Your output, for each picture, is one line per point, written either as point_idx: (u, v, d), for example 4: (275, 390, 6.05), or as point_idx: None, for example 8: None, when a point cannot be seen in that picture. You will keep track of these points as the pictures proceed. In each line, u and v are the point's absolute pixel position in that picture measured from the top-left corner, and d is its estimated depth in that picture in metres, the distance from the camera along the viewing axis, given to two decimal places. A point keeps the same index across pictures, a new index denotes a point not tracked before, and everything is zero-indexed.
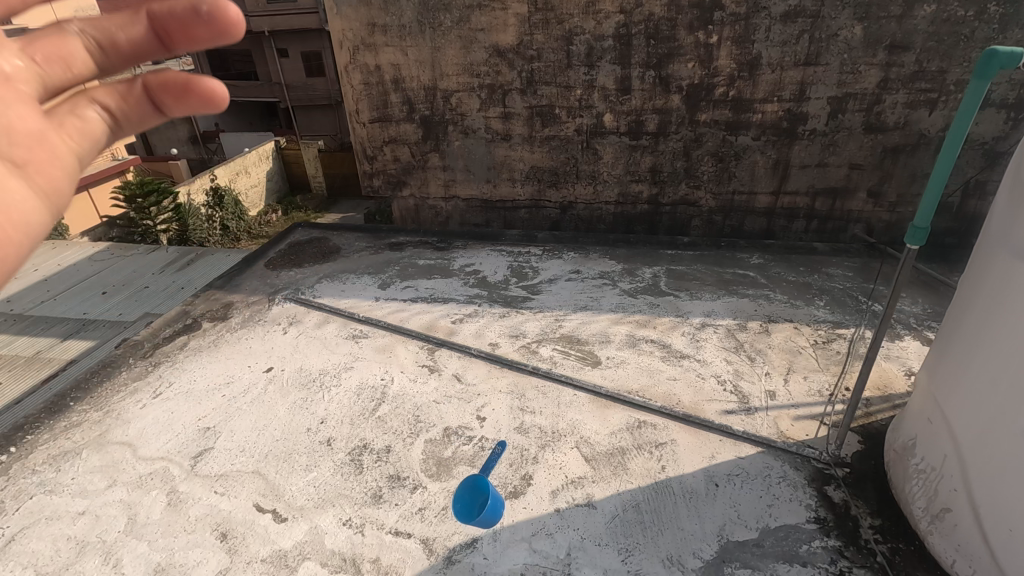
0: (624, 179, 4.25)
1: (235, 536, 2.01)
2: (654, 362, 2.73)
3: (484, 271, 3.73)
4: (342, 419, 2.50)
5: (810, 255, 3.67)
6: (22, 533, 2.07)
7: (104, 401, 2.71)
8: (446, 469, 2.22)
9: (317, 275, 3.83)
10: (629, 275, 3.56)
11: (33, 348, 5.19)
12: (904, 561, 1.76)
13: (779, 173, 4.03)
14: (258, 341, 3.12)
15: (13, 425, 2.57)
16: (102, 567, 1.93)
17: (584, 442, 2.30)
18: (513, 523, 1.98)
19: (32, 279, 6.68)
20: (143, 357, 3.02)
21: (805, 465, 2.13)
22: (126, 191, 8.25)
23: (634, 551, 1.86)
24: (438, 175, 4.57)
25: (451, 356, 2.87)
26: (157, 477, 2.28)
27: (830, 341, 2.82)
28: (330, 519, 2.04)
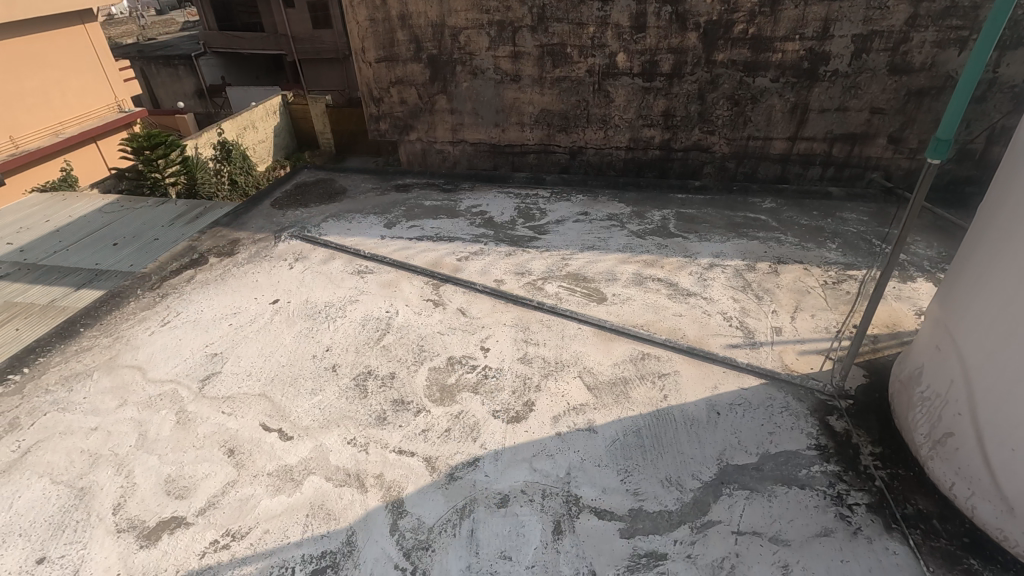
0: (636, 123, 4.02)
1: (243, 452, 2.05)
2: (660, 299, 2.71)
3: (491, 213, 3.69)
4: (347, 348, 2.52)
5: (825, 200, 3.58)
6: (37, 446, 2.14)
7: (113, 327, 2.75)
8: (450, 395, 2.24)
9: (323, 215, 3.81)
10: (638, 217, 3.50)
11: (49, 296, 5.21)
12: (903, 485, 1.77)
13: (797, 117, 3.73)
14: (264, 275, 3.13)
15: (25, 349, 2.62)
16: (115, 477, 2.00)
17: (587, 371, 2.31)
18: (514, 444, 2.01)
19: (44, 229, 6.71)
20: (151, 289, 3.05)
21: (808, 396, 2.12)
22: (135, 143, 8.31)
23: (633, 472, 1.88)
24: (446, 118, 4.45)
25: (456, 291, 2.87)
26: (166, 398, 2.32)
27: (840, 281, 2.77)
28: (335, 439, 2.08)
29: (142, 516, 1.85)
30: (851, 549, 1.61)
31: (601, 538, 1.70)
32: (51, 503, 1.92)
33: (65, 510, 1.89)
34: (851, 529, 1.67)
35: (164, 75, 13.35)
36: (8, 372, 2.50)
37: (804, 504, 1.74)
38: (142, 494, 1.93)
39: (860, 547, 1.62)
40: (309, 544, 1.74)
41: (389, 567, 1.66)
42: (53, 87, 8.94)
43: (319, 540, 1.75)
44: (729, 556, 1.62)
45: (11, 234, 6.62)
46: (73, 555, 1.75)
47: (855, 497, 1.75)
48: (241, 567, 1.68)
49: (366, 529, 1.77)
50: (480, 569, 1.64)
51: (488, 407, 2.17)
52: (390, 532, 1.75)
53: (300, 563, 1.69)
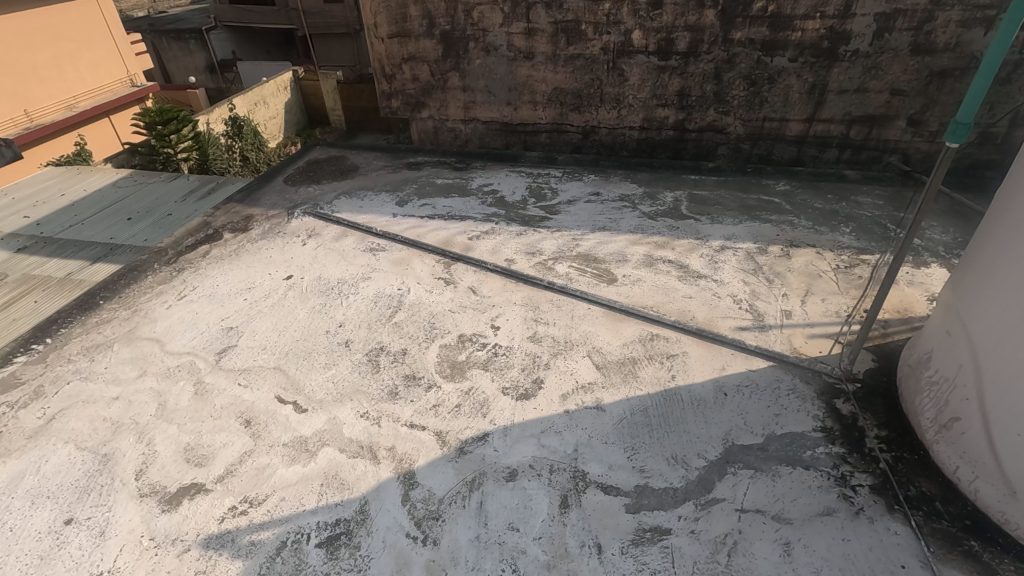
0: (650, 103, 3.97)
1: (259, 423, 2.11)
2: (670, 281, 2.72)
3: (502, 191, 3.69)
4: (359, 324, 2.56)
5: (840, 183, 3.54)
6: (62, 413, 2.21)
7: (132, 301, 2.81)
8: (460, 371, 2.28)
9: (335, 191, 3.83)
10: (650, 198, 3.49)
11: (66, 270, 5.29)
12: (907, 467, 1.78)
13: (815, 97, 3.65)
14: (277, 251, 3.16)
15: (47, 320, 2.68)
16: (137, 445, 2.06)
17: (596, 351, 2.34)
18: (523, 421, 2.05)
19: (59, 203, 6.78)
20: (167, 263, 3.10)
21: (816, 379, 2.14)
22: (146, 118, 8.54)
23: (640, 450, 1.92)
24: (458, 96, 4.42)
25: (467, 270, 2.89)
26: (184, 369, 2.38)
27: (853, 266, 2.76)
28: (348, 412, 2.13)
29: (163, 482, 1.92)
30: (852, 528, 1.64)
31: (606, 512, 1.74)
32: (76, 468, 1.99)
33: (90, 475, 1.97)
34: (854, 510, 1.69)
35: (175, 49, 13.29)
36: (31, 342, 2.57)
37: (808, 484, 1.77)
38: (163, 462, 1.99)
39: (862, 526, 1.65)
40: (324, 512, 1.80)
41: (401, 535, 1.72)
42: (66, 61, 8.95)
43: (333, 509, 1.81)
44: (732, 533, 1.66)
45: (27, 208, 6.70)
46: (99, 517, 1.82)
47: (859, 479, 1.77)
48: (259, 532, 1.75)
49: (378, 499, 1.82)
50: (489, 539, 1.69)
51: (498, 383, 2.21)
52: (402, 502, 1.81)
53: (315, 530, 1.75)
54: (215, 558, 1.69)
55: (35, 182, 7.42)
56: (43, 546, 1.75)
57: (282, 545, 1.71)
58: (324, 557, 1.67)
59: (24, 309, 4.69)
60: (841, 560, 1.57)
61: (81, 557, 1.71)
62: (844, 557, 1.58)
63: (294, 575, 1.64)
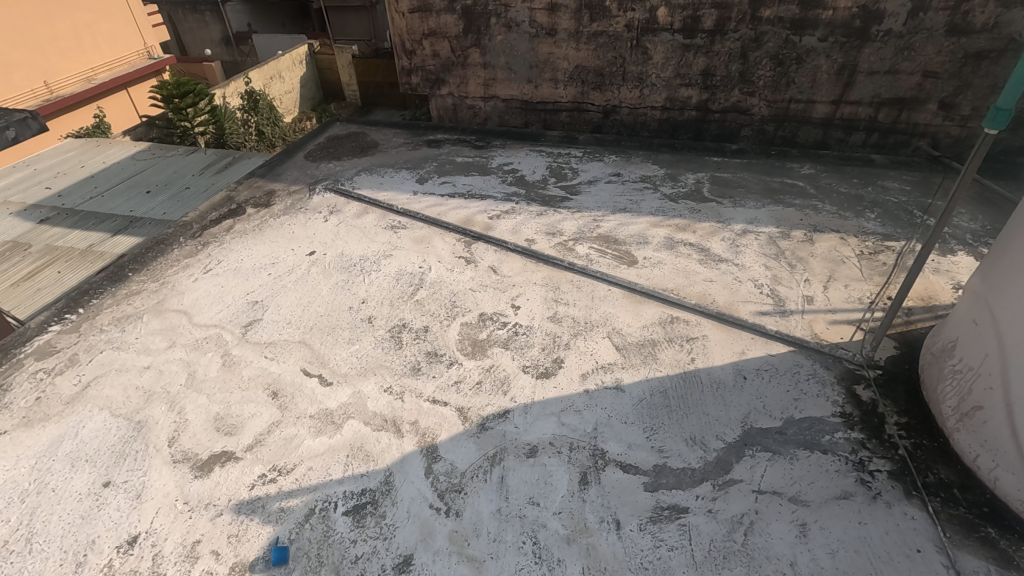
0: (673, 82, 3.89)
1: (285, 395, 2.17)
2: (691, 265, 2.71)
3: (523, 171, 3.68)
4: (382, 301, 2.60)
5: (867, 167, 3.47)
6: (96, 381, 2.29)
7: (159, 274, 2.87)
8: (481, 349, 2.31)
9: (355, 168, 3.85)
10: (672, 179, 3.46)
11: (88, 242, 5.39)
12: (926, 454, 1.79)
13: (844, 79, 3.53)
14: (299, 227, 3.20)
15: (78, 290, 2.75)
16: (168, 413, 2.13)
17: (616, 332, 2.36)
18: (543, 399, 2.08)
19: (79, 175, 6.87)
20: (192, 237, 3.15)
21: (836, 365, 2.14)
22: (164, 91, 8.48)
23: (659, 430, 1.95)
24: (478, 73, 4.38)
25: (487, 249, 2.91)
26: (212, 341, 2.44)
27: (877, 252, 2.73)
28: (372, 386, 2.18)
29: (194, 449, 1.99)
30: (869, 512, 1.66)
31: (625, 489, 1.78)
32: (112, 434, 2.07)
33: (125, 440, 2.04)
34: (871, 494, 1.71)
35: (191, 22, 13.21)
36: (64, 311, 2.64)
37: (825, 468, 1.79)
38: (194, 430, 2.06)
39: (879, 511, 1.67)
40: (349, 482, 1.86)
41: (424, 505, 1.77)
42: (85, 33, 8.95)
43: (359, 479, 1.86)
44: (749, 513, 1.69)
45: (49, 179, 6.80)
46: (135, 480, 1.90)
47: (877, 464, 1.79)
48: (288, 499, 1.81)
49: (402, 471, 1.87)
50: (510, 512, 1.74)
51: (519, 362, 2.24)
52: (425, 475, 1.86)
53: (342, 499, 1.81)
54: (246, 523, 1.75)
55: (57, 154, 7.51)
56: (83, 507, 1.83)
57: (310, 512, 1.77)
58: (351, 525, 1.73)
59: (49, 279, 4.80)
60: (857, 543, 1.60)
61: (119, 518, 1.79)
62: (860, 540, 1.60)
63: (322, 540, 1.70)
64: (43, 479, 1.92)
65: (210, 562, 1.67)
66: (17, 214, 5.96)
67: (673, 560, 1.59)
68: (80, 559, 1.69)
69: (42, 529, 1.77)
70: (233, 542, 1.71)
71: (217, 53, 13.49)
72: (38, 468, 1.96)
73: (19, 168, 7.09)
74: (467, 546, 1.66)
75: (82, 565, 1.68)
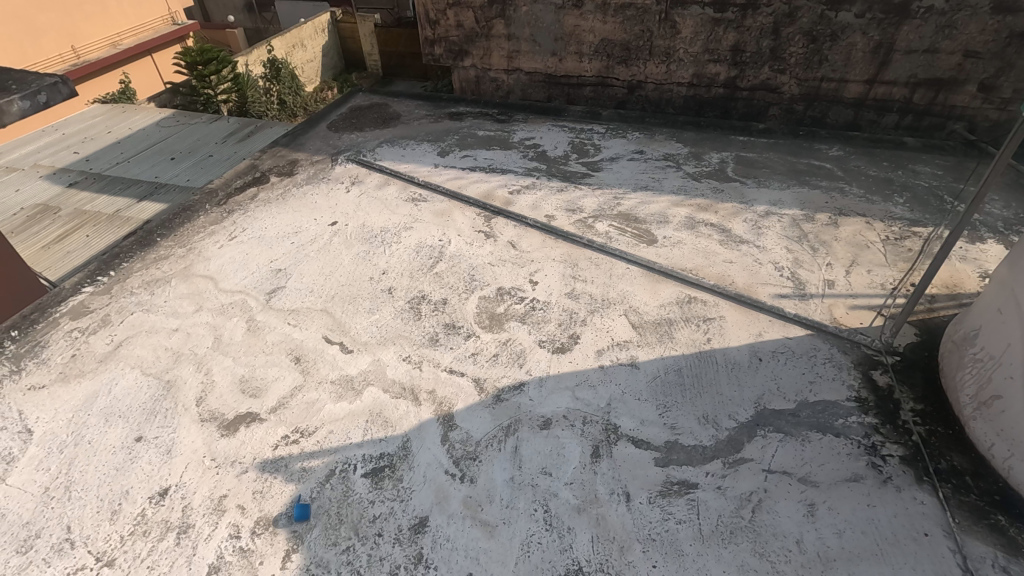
0: (701, 58, 3.79)
1: (308, 360, 2.24)
2: (711, 245, 2.70)
3: (544, 146, 3.66)
4: (402, 272, 2.64)
5: (898, 150, 3.38)
6: (128, 341, 2.38)
7: (186, 240, 2.94)
8: (499, 323, 2.34)
9: (377, 139, 3.86)
10: (695, 158, 3.42)
11: (115, 207, 5.51)
12: (940, 441, 1.79)
13: (879, 58, 3.38)
14: (322, 197, 3.24)
15: (109, 254, 2.83)
16: (196, 374, 2.21)
17: (632, 310, 2.37)
18: (558, 373, 2.12)
19: (106, 141, 6.98)
20: (217, 204, 3.21)
21: (854, 350, 2.13)
22: (188, 58, 8.52)
23: (672, 408, 1.97)
24: (502, 44, 4.32)
25: (507, 224, 2.92)
26: (237, 306, 2.51)
27: (903, 238, 2.68)
28: (392, 355, 2.23)
29: (221, 409, 2.07)
30: (879, 495, 1.68)
31: (636, 464, 1.81)
32: (144, 392, 2.16)
33: (156, 398, 2.13)
34: (881, 478, 1.72)
35: None
36: (97, 273, 2.73)
37: (837, 451, 1.80)
38: (220, 391, 2.14)
39: (889, 494, 1.68)
40: (368, 446, 1.92)
41: (440, 471, 1.83)
42: None
43: (377, 443, 1.93)
44: (758, 491, 1.71)
45: (77, 143, 6.92)
46: (166, 436, 1.99)
47: (889, 449, 1.80)
48: (309, 460, 1.88)
49: (420, 438, 1.93)
50: (522, 481, 1.79)
51: (535, 336, 2.27)
52: (442, 442, 1.91)
53: (361, 462, 1.87)
54: (270, 480, 1.83)
55: (84, 119, 7.63)
56: (118, 459, 1.92)
57: (331, 473, 1.85)
58: (370, 486, 1.80)
59: (78, 242, 4.94)
60: (864, 524, 1.62)
61: (151, 470, 1.88)
62: (867, 522, 1.62)
63: (342, 500, 1.77)
64: (79, 432, 2.02)
65: (236, 516, 1.75)
66: (47, 177, 6.10)
67: (681, 533, 1.63)
68: (115, 508, 1.79)
69: (80, 479, 1.87)
70: (257, 498, 1.79)
71: (240, 19, 13.39)
72: (75, 422, 2.06)
73: (48, 132, 7.22)
74: (481, 511, 1.72)
75: (117, 513, 1.77)
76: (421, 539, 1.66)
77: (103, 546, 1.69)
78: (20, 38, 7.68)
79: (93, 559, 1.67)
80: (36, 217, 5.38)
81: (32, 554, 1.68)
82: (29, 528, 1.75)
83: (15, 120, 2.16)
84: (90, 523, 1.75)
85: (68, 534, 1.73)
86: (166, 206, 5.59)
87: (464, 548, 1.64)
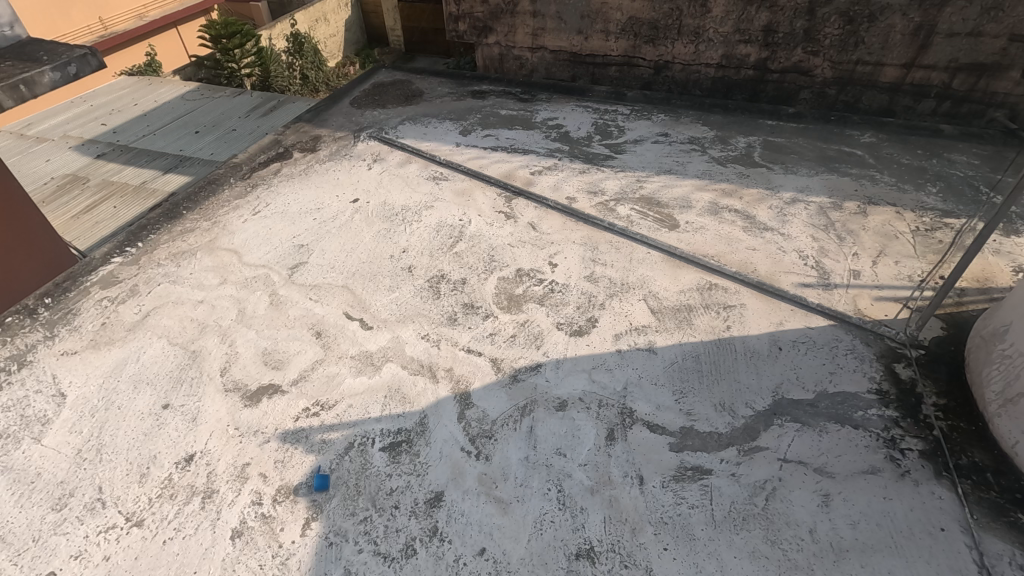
0: (732, 38, 3.69)
1: (329, 335, 2.27)
2: (734, 232, 2.66)
3: (568, 126, 3.62)
4: (422, 251, 2.66)
5: (933, 138, 3.26)
6: (155, 311, 2.44)
7: (211, 213, 2.98)
8: (517, 304, 2.35)
9: (400, 116, 3.85)
10: (721, 142, 3.35)
11: (140, 178, 5.61)
12: (961, 437, 1.76)
13: (919, 40, 3.23)
14: (344, 173, 3.25)
15: (137, 225, 2.88)
16: (220, 345, 2.27)
17: (652, 295, 2.36)
18: (575, 355, 2.13)
19: (134, 113, 7.07)
20: (241, 178, 3.25)
21: (877, 342, 2.10)
22: (212, 30, 8.51)
23: (688, 394, 1.97)
24: (527, 21, 4.26)
25: (528, 205, 2.90)
26: (260, 281, 2.56)
27: (935, 229, 2.60)
28: (410, 333, 2.26)
29: (244, 380, 2.12)
30: (896, 488, 1.67)
31: (650, 448, 1.82)
32: (170, 360, 2.22)
33: (182, 367, 2.19)
34: (899, 471, 1.71)
35: None
36: (126, 244, 2.79)
37: (855, 442, 1.79)
38: (244, 362, 2.19)
39: (905, 488, 1.67)
40: (387, 421, 1.96)
41: (456, 448, 1.86)
42: None
43: (395, 419, 1.96)
44: (772, 479, 1.71)
45: (105, 115, 7.02)
46: (192, 404, 2.05)
47: (908, 443, 1.78)
48: (329, 432, 1.93)
49: (437, 415, 1.96)
50: (537, 461, 1.81)
51: (553, 319, 2.28)
52: (458, 420, 1.94)
53: (379, 436, 1.91)
54: (291, 450, 1.88)
55: (112, 91, 7.73)
56: (146, 424, 1.99)
57: (349, 445, 1.89)
58: (387, 460, 1.84)
59: (106, 213, 5.05)
60: (879, 516, 1.61)
61: (177, 437, 1.95)
62: (883, 514, 1.62)
63: (360, 472, 1.82)
64: (110, 397, 2.09)
65: (258, 483, 1.80)
66: (76, 148, 6.22)
67: (693, 517, 1.65)
68: (144, 471, 1.86)
69: (110, 442, 1.94)
70: (279, 467, 1.84)
71: None
72: (106, 387, 2.13)
73: (77, 103, 7.34)
74: (495, 488, 1.75)
75: (146, 476, 1.84)
76: (437, 513, 1.70)
77: (133, 507, 1.76)
78: (51, 10, 7.75)
79: (123, 518, 1.74)
80: (66, 187, 5.50)
81: (67, 512, 1.76)
82: (63, 487, 1.83)
83: (47, 91, 2.21)
84: (121, 485, 1.82)
85: (100, 494, 1.80)
86: (190, 179, 5.67)
87: (479, 524, 1.67)
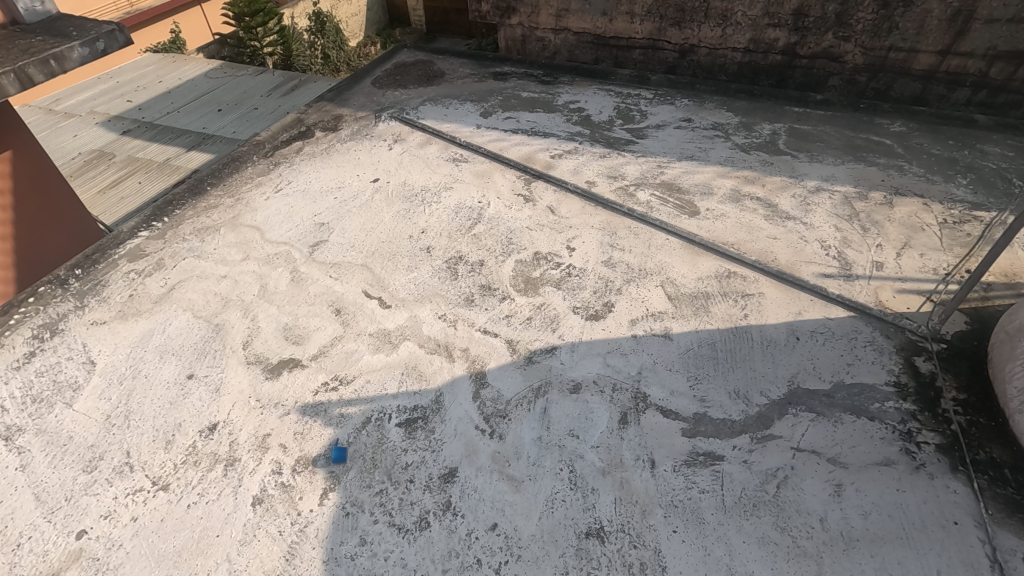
0: (760, 22, 3.60)
1: (347, 312, 2.31)
2: (756, 220, 2.63)
3: (589, 110, 3.58)
4: (440, 232, 2.67)
5: (966, 129, 3.17)
6: (180, 284, 2.50)
7: (235, 191, 3.03)
8: (534, 287, 2.36)
9: (420, 97, 3.85)
10: (746, 129, 3.29)
11: (164, 155, 5.70)
12: (979, 433, 1.74)
13: (957, 26, 3.12)
14: (364, 153, 3.27)
15: (163, 199, 2.94)
16: (243, 319, 2.32)
17: (669, 282, 2.35)
18: (591, 339, 2.14)
19: (158, 89, 7.15)
20: (264, 156, 3.28)
21: (897, 335, 2.07)
22: (236, 8, 8.44)
23: (703, 381, 1.97)
24: (551, 2, 4.20)
25: (547, 189, 2.90)
26: (282, 258, 2.60)
27: (963, 222, 2.55)
28: (428, 313, 2.29)
29: (265, 353, 2.17)
30: (910, 481, 1.66)
31: (663, 432, 1.84)
32: (195, 332, 2.28)
33: (206, 339, 2.25)
34: (914, 464, 1.70)
35: None
36: (152, 218, 2.85)
37: (870, 434, 1.78)
38: (265, 336, 2.24)
39: (919, 480, 1.66)
40: (403, 397, 2.00)
41: (470, 426, 1.89)
42: None
43: (411, 396, 2.00)
44: (784, 467, 1.72)
45: (131, 91, 7.12)
46: (215, 375, 2.11)
47: (925, 437, 1.76)
48: (347, 407, 1.97)
49: (452, 393, 1.99)
50: (550, 441, 1.84)
51: (569, 302, 2.28)
52: (473, 399, 1.97)
53: (396, 412, 1.95)
54: (310, 423, 1.93)
55: (138, 67, 7.83)
56: (171, 393, 2.05)
57: (367, 420, 1.93)
58: (403, 435, 1.88)
59: (130, 188, 5.15)
60: (891, 508, 1.61)
61: (201, 406, 2.01)
62: (895, 506, 1.62)
63: (377, 446, 1.86)
64: (137, 366, 2.16)
65: (278, 454, 1.86)
66: (104, 123, 6.33)
67: (703, 502, 1.66)
68: (169, 437, 1.92)
69: (138, 409, 2.01)
70: (298, 439, 1.89)
71: None
72: (133, 356, 2.20)
73: (104, 80, 7.45)
74: (508, 466, 1.78)
75: (171, 443, 1.90)
76: (450, 489, 1.74)
77: (158, 472, 1.83)
78: None
79: (150, 482, 1.81)
80: (92, 162, 5.62)
81: (97, 474, 1.83)
82: (93, 450, 1.90)
83: (76, 66, 2.25)
84: (147, 450, 1.89)
85: (128, 459, 1.87)
86: (213, 157, 5.73)
87: (491, 500, 1.71)
